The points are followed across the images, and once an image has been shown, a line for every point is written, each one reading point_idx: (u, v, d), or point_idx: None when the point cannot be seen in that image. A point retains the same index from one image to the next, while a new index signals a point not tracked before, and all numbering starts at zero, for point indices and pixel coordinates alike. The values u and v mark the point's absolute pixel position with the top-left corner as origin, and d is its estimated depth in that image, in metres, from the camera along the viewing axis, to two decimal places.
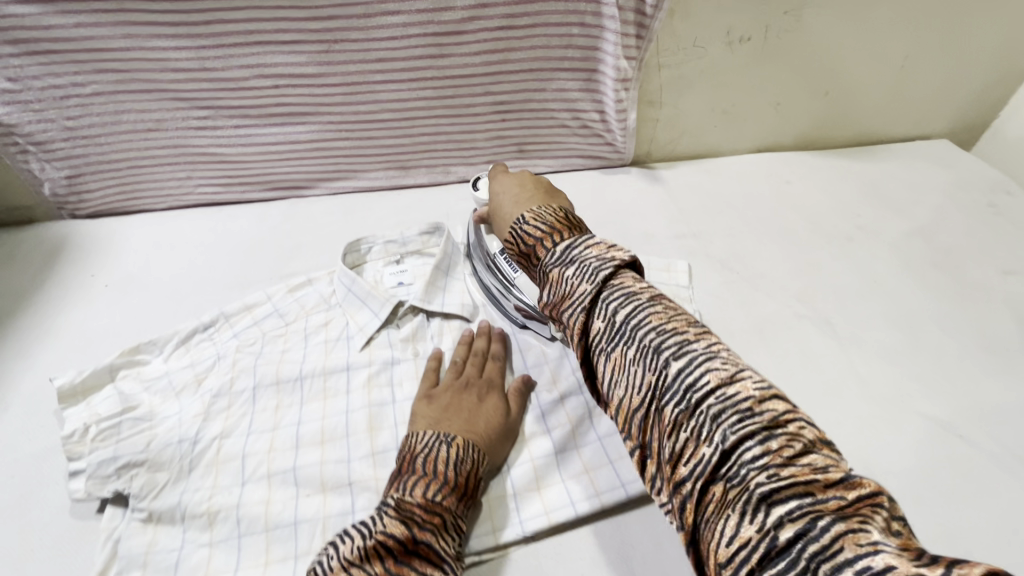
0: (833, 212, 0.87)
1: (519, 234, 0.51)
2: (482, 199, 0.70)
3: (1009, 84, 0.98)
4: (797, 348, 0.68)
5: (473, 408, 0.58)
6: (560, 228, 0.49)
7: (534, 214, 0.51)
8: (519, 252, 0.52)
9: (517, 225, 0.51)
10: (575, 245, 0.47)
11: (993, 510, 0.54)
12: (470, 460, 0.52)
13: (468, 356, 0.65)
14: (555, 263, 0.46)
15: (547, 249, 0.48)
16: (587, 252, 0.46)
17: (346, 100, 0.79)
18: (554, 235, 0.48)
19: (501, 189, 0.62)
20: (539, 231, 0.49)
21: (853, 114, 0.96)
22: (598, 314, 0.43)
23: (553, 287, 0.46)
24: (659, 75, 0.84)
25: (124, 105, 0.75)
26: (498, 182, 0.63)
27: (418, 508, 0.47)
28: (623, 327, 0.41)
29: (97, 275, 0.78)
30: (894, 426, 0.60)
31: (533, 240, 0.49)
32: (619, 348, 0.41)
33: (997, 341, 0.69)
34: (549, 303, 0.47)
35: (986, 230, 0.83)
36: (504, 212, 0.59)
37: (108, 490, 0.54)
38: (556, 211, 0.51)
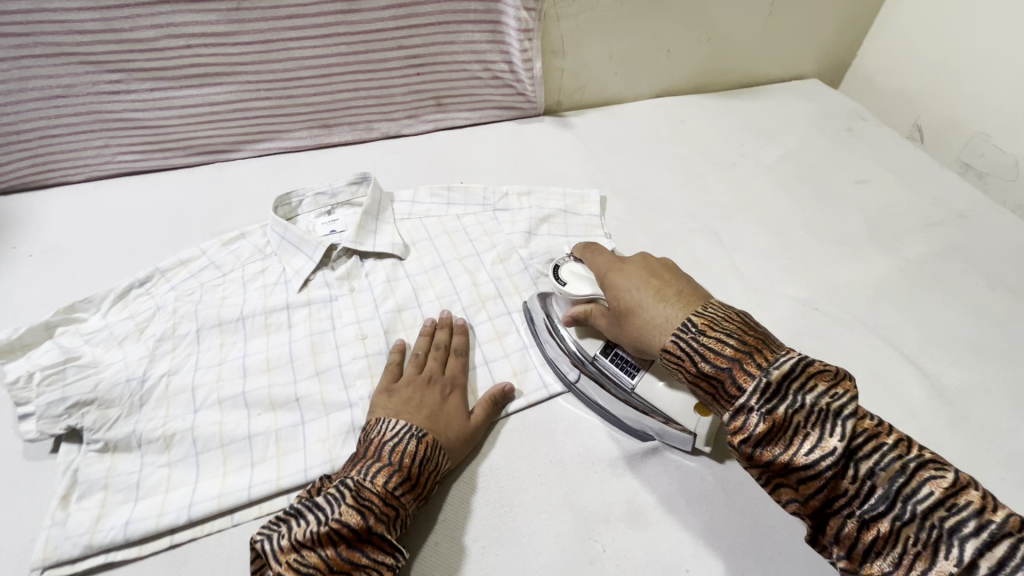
0: (721, 143, 0.99)
1: (696, 348, 0.48)
2: (572, 296, 0.62)
3: (860, 24, 1.13)
4: (689, 255, 0.79)
5: (436, 405, 0.59)
6: (750, 344, 0.47)
7: (707, 322, 0.49)
8: (697, 371, 0.48)
9: (690, 336, 0.49)
10: (794, 377, 0.44)
11: (842, 360, 0.67)
12: (434, 460, 0.54)
13: (429, 349, 0.65)
14: (772, 402, 0.44)
15: (751, 375, 0.45)
16: (811, 387, 0.44)
17: (261, 58, 0.82)
18: (750, 355, 0.46)
19: (628, 286, 0.56)
20: (728, 350, 0.47)
21: (734, 56, 1.08)
22: (849, 476, 0.41)
23: (772, 433, 0.43)
24: (559, 25, 0.91)
25: (30, 71, 0.74)
26: (621, 275, 0.58)
27: (377, 497, 0.49)
28: (895, 494, 0.40)
29: (19, 246, 0.78)
30: (767, 307, 0.73)
31: (726, 362, 0.46)
32: (880, 516, 0.40)
33: (848, 235, 0.83)
34: (771, 454, 0.43)
35: (843, 150, 0.98)
36: (648, 310, 0.54)
37: (62, 426, 0.57)
38: (728, 317, 0.49)
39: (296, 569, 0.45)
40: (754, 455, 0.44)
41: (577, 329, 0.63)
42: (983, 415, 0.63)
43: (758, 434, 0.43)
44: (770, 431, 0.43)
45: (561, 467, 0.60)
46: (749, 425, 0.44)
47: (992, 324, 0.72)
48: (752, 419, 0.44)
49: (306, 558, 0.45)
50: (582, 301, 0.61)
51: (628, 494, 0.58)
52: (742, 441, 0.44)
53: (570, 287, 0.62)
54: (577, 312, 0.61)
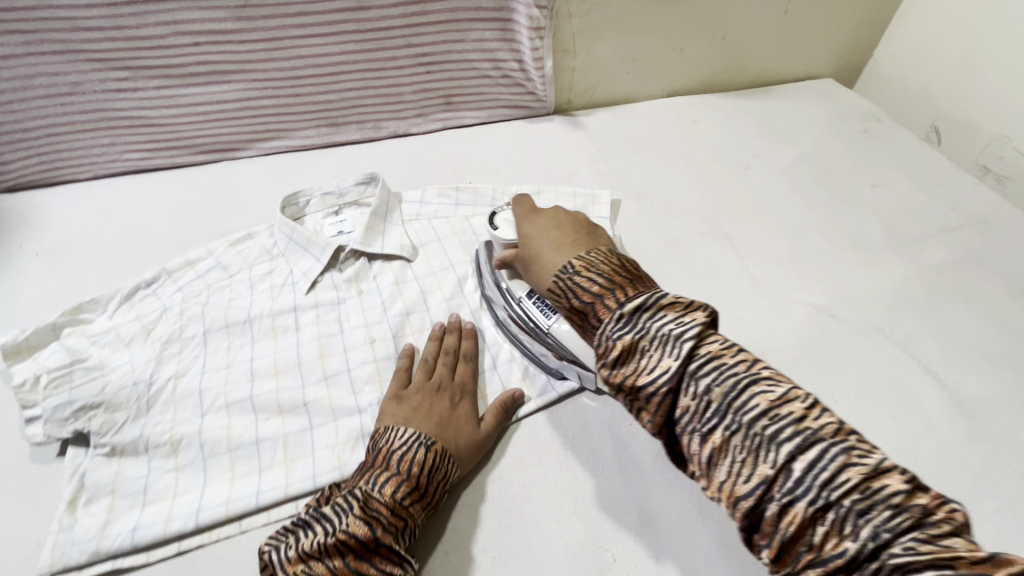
0: (734, 144, 0.97)
1: (570, 286, 0.52)
2: (503, 239, 0.66)
3: (876, 22, 1.11)
4: (701, 259, 0.78)
5: (446, 413, 0.57)
6: (617, 282, 0.50)
7: (584, 263, 0.52)
8: (570, 306, 0.52)
9: (565, 275, 0.52)
10: (645, 307, 0.46)
11: (856, 370, 0.66)
12: (443, 468, 0.53)
13: (439, 354, 0.64)
14: (620, 327, 0.46)
15: (609, 307, 0.48)
16: (661, 315, 0.46)
17: (269, 56, 0.81)
18: (614, 290, 0.49)
19: (535, 234, 0.61)
20: (595, 285, 0.50)
21: (747, 56, 1.06)
22: (718, 421, 0.42)
23: (622, 357, 0.45)
24: (570, 23, 0.90)
25: (36, 68, 0.73)
26: (530, 225, 0.63)
27: (385, 508, 0.48)
28: (725, 409, 0.42)
29: (24, 245, 0.77)
30: (780, 314, 0.72)
31: (590, 296, 0.50)
32: (715, 430, 0.42)
33: (863, 240, 0.81)
34: (621, 377, 0.46)
35: (857, 152, 0.96)
36: (545, 256, 0.58)
37: (69, 430, 0.56)
38: (606, 260, 0.52)
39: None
40: (607, 378, 0.46)
41: (507, 272, 0.69)
42: (1001, 429, 0.62)
43: (609, 357, 0.46)
44: (623, 354, 0.45)
45: (571, 475, 0.59)
46: (604, 351, 0.46)
47: (1011, 334, 0.71)
48: (607, 343, 0.46)
49: (313, 568, 0.45)
50: (510, 244, 0.66)
51: (638, 500, 0.57)
52: (599, 365, 0.47)
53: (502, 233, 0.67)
54: (504, 254, 0.66)
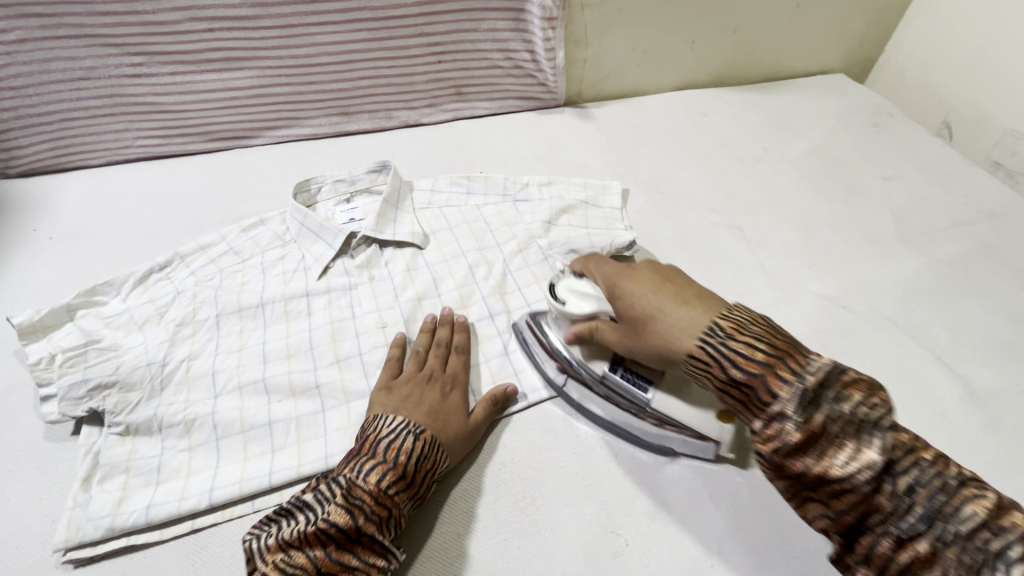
0: (744, 137, 0.97)
1: (724, 354, 0.47)
2: (571, 313, 0.57)
3: (888, 17, 1.11)
4: (713, 249, 0.78)
5: (436, 403, 0.56)
6: (781, 352, 0.46)
7: (734, 326, 0.48)
8: (725, 378, 0.47)
9: (716, 342, 0.47)
10: (829, 384, 0.43)
11: (869, 359, 0.66)
12: (431, 458, 0.52)
13: (430, 345, 0.63)
14: (807, 408, 0.43)
15: (786, 380, 0.44)
16: (849, 396, 0.43)
17: (283, 43, 0.81)
18: (782, 361, 0.45)
19: (642, 292, 0.53)
20: (759, 354, 0.46)
21: (758, 50, 1.06)
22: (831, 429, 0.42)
23: (809, 438, 0.43)
24: (583, 14, 0.90)
25: (52, 52, 0.74)
26: (632, 282, 0.54)
27: (369, 497, 0.48)
28: (846, 424, 0.42)
29: (39, 229, 0.78)
30: (793, 304, 0.72)
31: (758, 366, 0.45)
32: (796, 420, 0.43)
33: (875, 232, 0.81)
34: (803, 463, 0.43)
35: (869, 146, 0.96)
36: (666, 321, 0.50)
37: (83, 409, 0.57)
38: (755, 322, 0.48)
39: (283, 568, 0.44)
40: (790, 466, 0.44)
41: (576, 350, 0.59)
42: (1015, 418, 0.62)
43: (793, 443, 0.43)
44: (804, 440, 0.43)
45: (583, 461, 0.59)
46: (784, 433, 0.43)
47: None
48: (787, 427, 0.43)
49: (292, 558, 0.45)
50: (587, 316, 0.57)
51: (651, 487, 0.57)
52: (774, 449, 0.44)
53: (573, 305, 0.58)
54: (580, 329, 0.57)
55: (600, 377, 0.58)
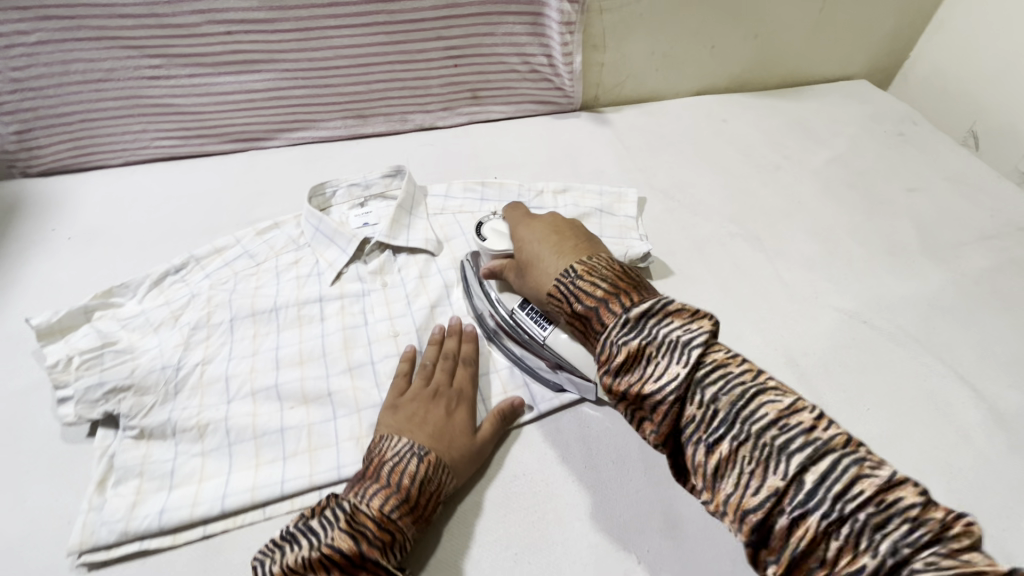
0: (764, 144, 0.95)
1: (572, 290, 0.50)
2: (491, 250, 0.66)
3: (915, 22, 1.08)
4: (729, 261, 0.77)
5: (441, 422, 0.55)
6: (622, 287, 0.48)
7: (587, 267, 0.51)
8: (572, 311, 0.50)
9: (567, 279, 0.51)
10: (652, 312, 0.44)
11: (889, 378, 0.65)
12: (436, 479, 0.51)
13: (438, 358, 0.62)
14: (625, 334, 0.44)
15: (615, 311, 0.46)
16: (669, 322, 0.44)
17: (301, 46, 0.81)
18: (619, 295, 0.47)
19: (530, 240, 0.60)
20: (599, 290, 0.48)
21: (780, 55, 1.04)
22: (692, 402, 0.41)
23: (628, 363, 0.43)
24: (601, 18, 0.89)
25: (73, 54, 0.74)
26: (526, 229, 0.62)
27: (372, 521, 0.47)
28: (740, 400, 0.40)
29: (57, 229, 0.78)
30: (811, 318, 0.70)
31: (594, 300, 0.48)
32: (718, 431, 0.40)
33: (897, 246, 0.79)
34: (626, 383, 0.43)
35: (892, 155, 0.94)
36: (543, 262, 0.57)
37: (99, 412, 0.57)
38: (608, 265, 0.51)
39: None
40: (617, 387, 0.44)
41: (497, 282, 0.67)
42: None
43: (618, 366, 0.44)
44: (628, 360, 0.43)
45: (596, 473, 0.58)
46: (611, 358, 0.44)
47: None
48: (613, 350, 0.44)
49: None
50: (500, 254, 0.65)
51: (663, 504, 0.56)
52: (606, 374, 0.45)
53: (491, 243, 0.66)
54: (493, 265, 0.65)
55: (509, 309, 0.64)
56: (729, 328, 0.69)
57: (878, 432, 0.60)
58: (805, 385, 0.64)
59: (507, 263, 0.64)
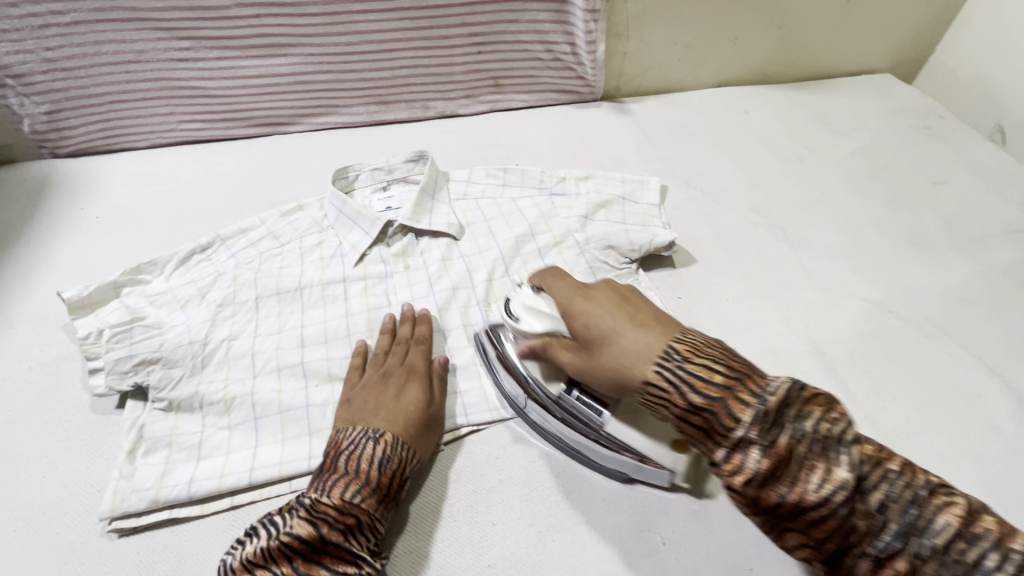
0: (787, 136, 0.95)
1: (680, 378, 0.42)
2: (527, 330, 0.55)
3: (943, 15, 1.07)
4: (753, 250, 0.77)
5: (390, 402, 0.55)
6: (738, 374, 0.41)
7: (689, 346, 0.43)
8: (685, 407, 0.41)
9: (670, 365, 0.42)
10: (789, 403, 0.38)
11: (917, 368, 0.64)
12: (397, 457, 0.51)
13: (390, 346, 0.62)
14: (768, 437, 0.38)
15: (748, 404, 0.39)
16: (810, 415, 0.38)
17: (327, 31, 0.81)
18: (740, 386, 0.40)
19: (596, 312, 0.49)
20: (718, 380, 0.41)
21: (805, 46, 1.04)
22: (838, 491, 0.37)
23: (774, 468, 0.37)
24: (626, 7, 0.89)
25: (105, 35, 0.75)
26: (586, 302, 0.51)
27: (333, 509, 0.46)
28: (818, 445, 0.38)
29: (86, 208, 0.79)
30: (837, 307, 0.70)
31: (717, 392, 0.40)
32: (758, 458, 0.38)
33: (924, 237, 0.79)
34: (777, 493, 0.38)
35: (919, 148, 0.93)
36: (621, 340, 0.46)
37: (129, 383, 0.58)
38: (709, 344, 0.44)
39: None
40: (761, 497, 0.38)
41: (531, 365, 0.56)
42: None
43: (761, 473, 0.38)
44: (774, 468, 0.37)
45: None
46: (750, 464, 0.38)
47: None
48: (751, 456, 0.38)
49: None
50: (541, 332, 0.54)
51: (686, 494, 0.55)
52: (744, 484, 0.38)
53: (525, 322, 0.55)
54: (534, 343, 0.54)
55: (557, 396, 0.55)
56: (753, 316, 0.69)
57: (905, 421, 0.60)
58: (829, 373, 0.63)
59: (553, 342, 0.53)
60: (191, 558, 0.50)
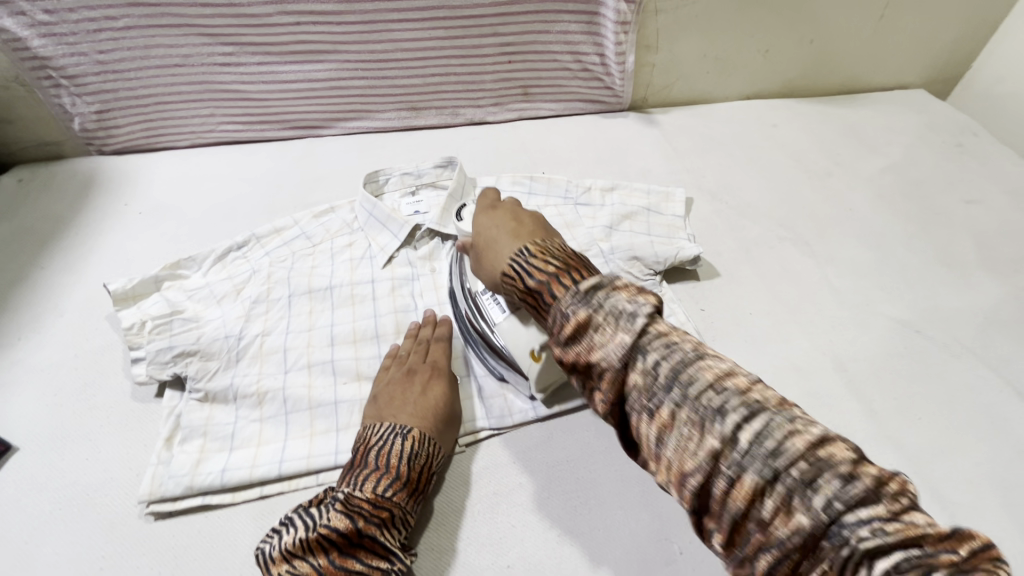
0: (816, 150, 0.94)
1: (523, 268, 0.44)
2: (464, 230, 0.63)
3: (981, 33, 1.05)
4: (778, 264, 0.77)
5: (414, 397, 0.57)
6: (575, 266, 0.43)
7: (541, 247, 0.44)
8: (523, 290, 0.44)
9: (518, 257, 0.44)
10: (604, 287, 0.40)
11: (944, 390, 0.64)
12: (424, 453, 0.53)
13: (412, 347, 0.63)
14: (577, 305, 0.40)
15: (566, 286, 0.41)
16: (617, 297, 0.40)
17: (363, 39, 0.84)
18: (571, 272, 0.42)
19: (487, 225, 0.52)
20: (551, 266, 0.42)
21: (836, 62, 1.03)
22: (639, 368, 0.38)
23: (575, 332, 0.40)
24: (655, 19, 0.89)
25: (154, 39, 0.79)
26: (488, 216, 0.53)
27: (368, 503, 0.48)
28: (618, 318, 0.39)
29: (129, 204, 0.83)
30: (863, 326, 0.69)
31: (546, 275, 0.42)
32: (604, 347, 0.39)
33: (955, 257, 0.78)
34: (573, 353, 0.40)
35: (952, 167, 0.92)
36: (498, 243, 0.49)
37: (167, 373, 0.60)
38: (565, 249, 0.45)
39: None
40: (567, 358, 0.41)
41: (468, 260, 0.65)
42: None
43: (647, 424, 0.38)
44: (573, 333, 0.40)
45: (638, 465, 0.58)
46: (559, 330, 0.41)
47: None
48: (560, 322, 0.40)
49: (297, 567, 0.45)
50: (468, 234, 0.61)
51: None
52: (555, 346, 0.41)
53: (468, 224, 0.63)
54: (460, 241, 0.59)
55: (474, 291, 0.62)
56: (776, 331, 0.69)
57: (929, 442, 0.59)
58: (853, 391, 0.63)
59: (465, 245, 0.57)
60: (222, 544, 0.52)
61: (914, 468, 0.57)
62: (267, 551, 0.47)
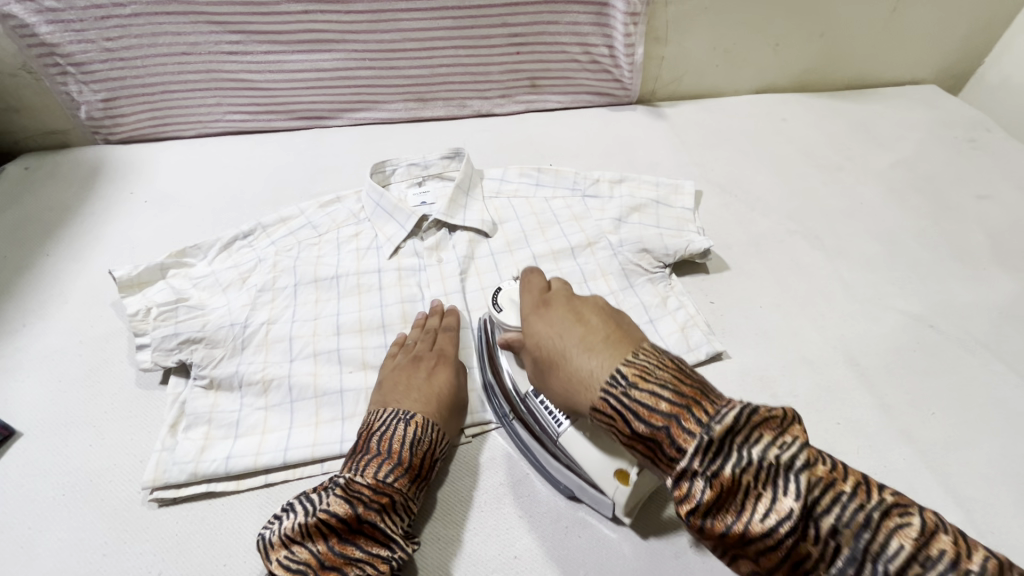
0: (826, 144, 0.93)
1: (627, 407, 0.39)
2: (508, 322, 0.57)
3: (995, 28, 1.04)
4: (788, 257, 0.76)
5: (419, 384, 0.56)
6: (688, 399, 0.38)
7: (639, 372, 0.40)
8: (631, 433, 0.40)
9: (615, 391, 0.40)
10: (741, 430, 0.36)
11: (957, 384, 0.63)
12: (427, 439, 0.52)
13: (419, 336, 0.63)
14: (714, 466, 0.35)
15: (693, 434, 0.37)
16: (758, 440, 0.35)
17: (371, 28, 0.83)
18: (688, 412, 0.38)
19: (551, 331, 0.47)
20: (663, 406, 0.38)
21: (846, 56, 1.02)
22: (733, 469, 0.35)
23: (717, 492, 0.35)
24: (666, 11, 0.89)
25: (161, 27, 0.79)
26: (542, 322, 0.49)
27: (368, 488, 0.47)
28: (767, 474, 0.34)
29: (135, 192, 0.83)
30: (875, 320, 0.69)
31: (661, 419, 0.38)
32: (761, 516, 0.34)
33: (968, 252, 0.77)
34: (722, 524, 0.35)
35: (964, 161, 0.91)
36: (572, 359, 0.44)
37: (172, 360, 0.60)
38: (662, 364, 0.41)
39: (288, 564, 0.44)
40: (711, 530, 0.36)
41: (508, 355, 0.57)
42: None
43: (708, 505, 0.35)
44: (717, 499, 0.35)
45: None
46: (696, 495, 0.36)
47: None
48: (697, 487, 0.36)
49: (296, 553, 0.45)
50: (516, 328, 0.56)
51: None
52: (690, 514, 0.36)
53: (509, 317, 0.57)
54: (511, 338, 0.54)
55: (525, 394, 0.54)
56: (786, 324, 0.68)
57: (942, 437, 0.58)
58: (866, 385, 0.62)
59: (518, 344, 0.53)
60: (226, 531, 0.52)
61: (927, 463, 0.56)
62: (268, 536, 0.46)
